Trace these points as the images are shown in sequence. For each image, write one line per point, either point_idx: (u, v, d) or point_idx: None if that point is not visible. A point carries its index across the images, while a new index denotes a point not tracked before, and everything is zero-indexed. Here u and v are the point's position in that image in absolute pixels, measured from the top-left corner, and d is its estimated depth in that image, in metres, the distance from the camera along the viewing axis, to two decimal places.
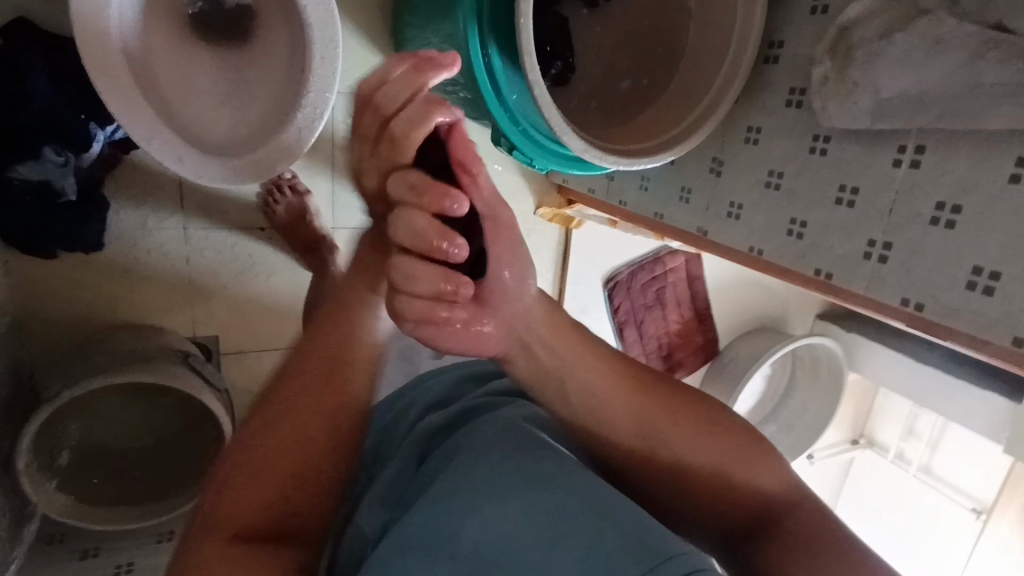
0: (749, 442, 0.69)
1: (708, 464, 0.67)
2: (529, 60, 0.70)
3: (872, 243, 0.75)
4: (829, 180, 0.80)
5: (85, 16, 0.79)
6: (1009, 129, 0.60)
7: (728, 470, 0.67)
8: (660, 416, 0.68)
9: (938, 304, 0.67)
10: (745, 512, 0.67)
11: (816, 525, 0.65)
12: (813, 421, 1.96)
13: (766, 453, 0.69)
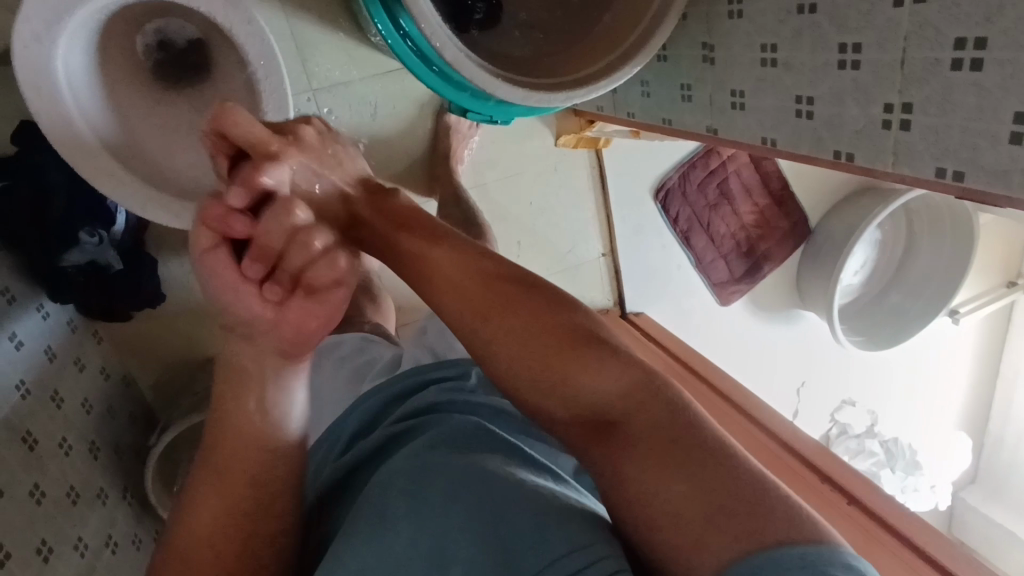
0: (574, 343, 0.62)
1: (531, 362, 0.62)
2: (432, 28, 0.66)
3: (888, 108, 0.60)
4: (828, 40, 0.65)
5: (49, 115, 0.83)
6: None
7: (559, 368, 0.61)
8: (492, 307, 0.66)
9: (978, 168, 0.53)
10: (588, 411, 0.60)
11: (668, 428, 0.56)
12: (943, 280, 1.64)
13: (590, 355, 0.61)
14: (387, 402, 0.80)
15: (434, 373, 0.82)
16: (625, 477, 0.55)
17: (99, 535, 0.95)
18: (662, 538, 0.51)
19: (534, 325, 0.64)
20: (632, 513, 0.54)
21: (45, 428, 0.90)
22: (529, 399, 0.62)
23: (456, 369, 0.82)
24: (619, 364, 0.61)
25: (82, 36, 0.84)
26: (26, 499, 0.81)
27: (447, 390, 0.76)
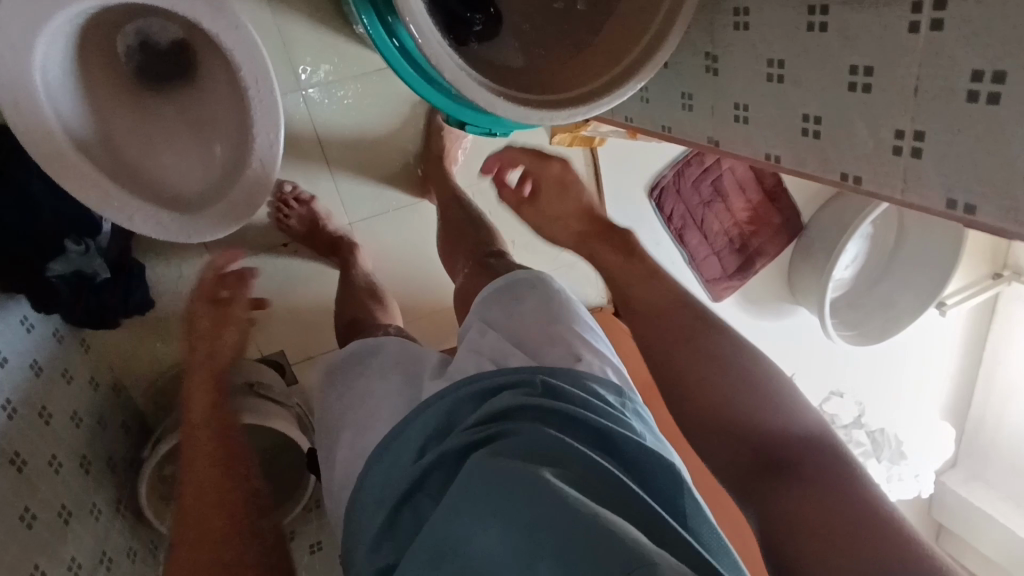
0: (751, 384, 0.73)
1: (714, 395, 0.73)
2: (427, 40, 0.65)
3: (900, 135, 0.59)
4: (837, 60, 0.63)
5: (29, 128, 0.79)
6: None
7: (738, 403, 0.72)
8: (677, 345, 0.77)
9: (991, 202, 0.52)
10: (758, 443, 0.70)
11: (828, 470, 0.67)
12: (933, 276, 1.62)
13: (762, 394, 0.73)
14: (455, 407, 0.65)
15: (500, 376, 0.66)
16: (767, 496, 0.67)
17: (94, 553, 0.93)
18: (796, 544, 0.63)
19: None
20: (776, 527, 0.65)
21: (35, 448, 0.88)
22: (704, 438, 0.73)
23: (524, 369, 0.66)
24: (785, 409, 0.72)
25: (57, 38, 0.80)
26: (18, 523, 0.79)
27: (518, 393, 0.63)
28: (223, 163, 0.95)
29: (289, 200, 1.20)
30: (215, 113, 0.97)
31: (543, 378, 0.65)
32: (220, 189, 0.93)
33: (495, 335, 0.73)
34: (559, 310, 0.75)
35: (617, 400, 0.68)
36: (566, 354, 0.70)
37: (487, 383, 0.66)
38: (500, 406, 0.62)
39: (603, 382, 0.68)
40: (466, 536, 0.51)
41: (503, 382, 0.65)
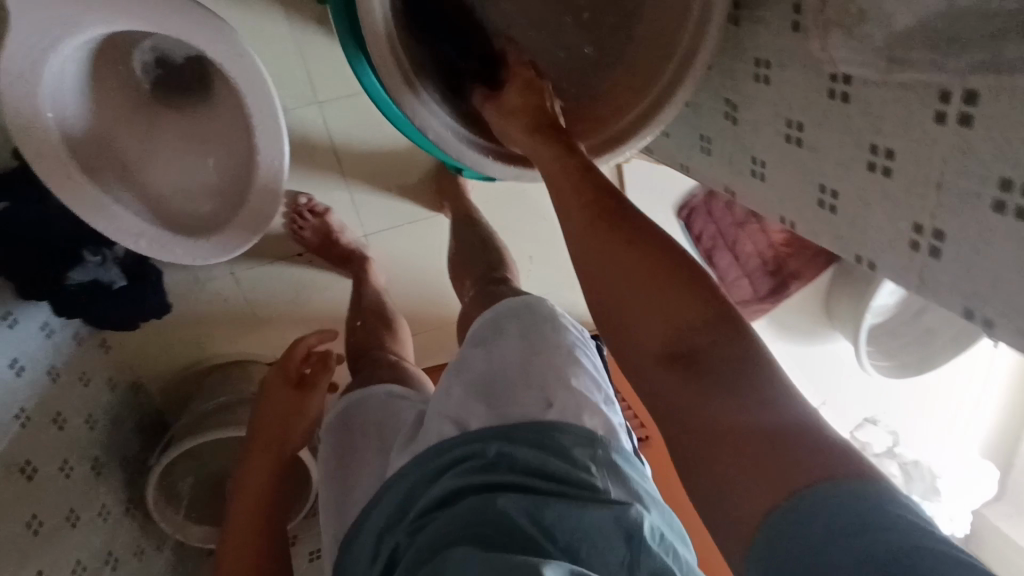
0: (673, 272, 0.51)
1: (622, 289, 0.53)
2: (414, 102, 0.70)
3: (918, 230, 0.53)
4: (857, 136, 0.57)
5: (42, 158, 0.80)
6: None
7: (647, 274, 0.52)
8: (609, 245, 0.55)
9: (1011, 323, 0.47)
10: (676, 343, 0.49)
11: (763, 383, 0.46)
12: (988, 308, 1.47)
13: (680, 283, 0.51)
14: (409, 490, 0.68)
15: (454, 450, 0.67)
16: (687, 406, 0.48)
17: (99, 553, 0.99)
18: (727, 469, 0.45)
19: (633, 265, 0.53)
20: (700, 457, 0.47)
21: (46, 455, 0.94)
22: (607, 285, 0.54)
23: (478, 437, 0.67)
24: (715, 306, 0.50)
25: (64, 68, 0.80)
26: (22, 530, 0.85)
27: (468, 469, 0.64)
28: (230, 186, 0.95)
29: (304, 212, 1.19)
30: (222, 130, 0.96)
31: (497, 445, 0.65)
32: (228, 213, 0.94)
33: (462, 382, 0.73)
34: (534, 349, 0.74)
35: (589, 452, 0.65)
36: (533, 397, 0.69)
37: (439, 458, 0.67)
38: (450, 486, 0.63)
39: (572, 429, 0.65)
40: None
41: (456, 456, 0.66)
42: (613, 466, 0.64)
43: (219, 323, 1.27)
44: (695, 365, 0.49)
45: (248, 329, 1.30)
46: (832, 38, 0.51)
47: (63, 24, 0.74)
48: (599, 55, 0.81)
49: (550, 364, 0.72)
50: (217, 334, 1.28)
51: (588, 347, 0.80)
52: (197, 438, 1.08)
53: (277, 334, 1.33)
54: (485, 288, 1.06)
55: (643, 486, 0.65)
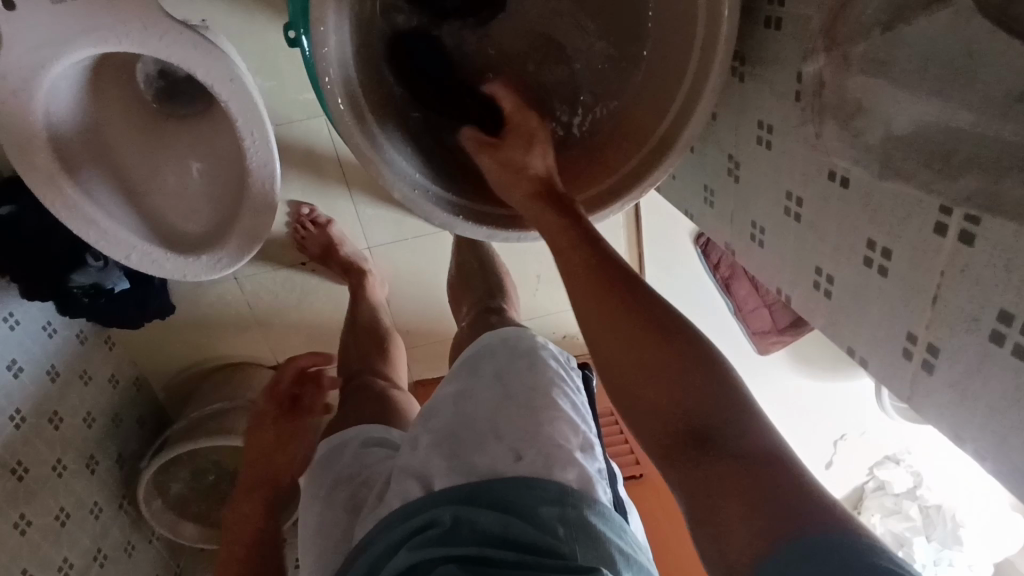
0: (657, 335, 0.49)
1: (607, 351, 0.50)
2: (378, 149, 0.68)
3: (911, 339, 0.48)
4: (856, 225, 0.51)
5: (32, 173, 0.80)
6: None
7: (632, 340, 0.49)
8: (592, 305, 0.52)
9: (1002, 465, 0.42)
10: (665, 412, 0.47)
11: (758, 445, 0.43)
12: None
13: (666, 347, 0.48)
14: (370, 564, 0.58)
15: (410, 513, 0.59)
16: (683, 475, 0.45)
17: (88, 551, 1.01)
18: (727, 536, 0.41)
19: (616, 323, 0.51)
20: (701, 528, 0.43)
21: (39, 455, 0.96)
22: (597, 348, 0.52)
23: (436, 499, 0.58)
24: (705, 370, 0.47)
25: (58, 83, 0.80)
26: (11, 531, 0.87)
27: (426, 540, 0.56)
28: (223, 202, 0.94)
29: (306, 222, 1.19)
30: (220, 144, 0.94)
31: (455, 509, 0.57)
32: (219, 229, 0.94)
33: (429, 432, 0.65)
34: (513, 388, 0.66)
35: (560, 509, 0.55)
36: (504, 450, 0.60)
37: (392, 523, 0.59)
38: (404, 562, 0.55)
39: (544, 486, 0.56)
40: None
41: (411, 526, 0.57)
42: (586, 527, 0.55)
43: (221, 325, 1.28)
44: (673, 405, 0.46)
45: (250, 332, 1.31)
46: (829, 124, 0.45)
47: (55, 47, 0.73)
48: (599, 105, 0.75)
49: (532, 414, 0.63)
50: (220, 336, 1.29)
51: (575, 385, 0.71)
52: (188, 443, 1.09)
53: (278, 339, 1.34)
54: (478, 314, 1.02)
55: (620, 545, 0.55)
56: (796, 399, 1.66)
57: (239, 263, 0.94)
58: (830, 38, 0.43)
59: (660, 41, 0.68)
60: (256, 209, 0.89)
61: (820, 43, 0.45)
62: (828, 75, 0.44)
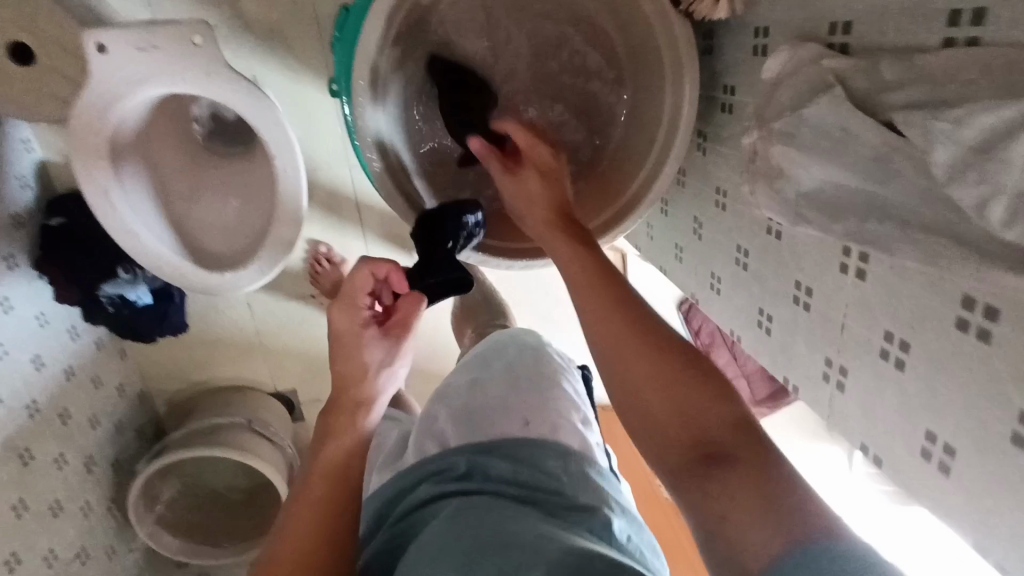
0: (670, 357, 0.53)
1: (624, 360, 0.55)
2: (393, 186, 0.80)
3: (829, 364, 0.57)
4: (787, 271, 0.62)
5: (91, 186, 0.92)
6: (929, 266, 0.41)
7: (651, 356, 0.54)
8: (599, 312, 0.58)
9: (896, 464, 0.50)
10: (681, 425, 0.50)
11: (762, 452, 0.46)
12: None
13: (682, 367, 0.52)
14: (392, 492, 0.64)
15: (427, 466, 0.64)
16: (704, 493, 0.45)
17: (72, 546, 1.04)
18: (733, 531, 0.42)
19: (622, 332, 0.56)
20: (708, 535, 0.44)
21: (46, 443, 1.02)
22: (606, 354, 0.56)
23: (450, 452, 0.64)
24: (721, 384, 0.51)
25: (128, 115, 0.94)
26: (7, 513, 0.92)
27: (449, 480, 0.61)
28: (252, 228, 1.06)
29: (320, 258, 1.28)
30: (259, 179, 1.08)
31: (469, 457, 0.62)
32: (246, 250, 1.04)
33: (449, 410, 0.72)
34: (525, 371, 0.76)
35: (561, 464, 0.61)
36: (515, 419, 0.67)
37: (409, 477, 0.64)
38: (423, 494, 0.60)
39: (548, 446, 0.62)
40: None
41: (430, 470, 0.63)
42: (586, 478, 0.60)
43: (227, 346, 1.36)
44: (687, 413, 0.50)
45: (253, 356, 1.38)
46: (758, 183, 0.57)
47: (131, 84, 0.88)
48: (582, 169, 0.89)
49: (540, 395, 0.71)
50: (224, 356, 1.37)
51: (574, 378, 0.81)
52: (198, 451, 1.15)
53: (280, 366, 1.41)
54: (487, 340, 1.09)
55: (618, 499, 0.59)
56: None
57: (256, 282, 1.03)
58: (759, 118, 0.56)
59: (638, 120, 0.83)
60: (281, 235, 1.00)
61: (752, 121, 0.57)
62: (758, 146, 0.56)
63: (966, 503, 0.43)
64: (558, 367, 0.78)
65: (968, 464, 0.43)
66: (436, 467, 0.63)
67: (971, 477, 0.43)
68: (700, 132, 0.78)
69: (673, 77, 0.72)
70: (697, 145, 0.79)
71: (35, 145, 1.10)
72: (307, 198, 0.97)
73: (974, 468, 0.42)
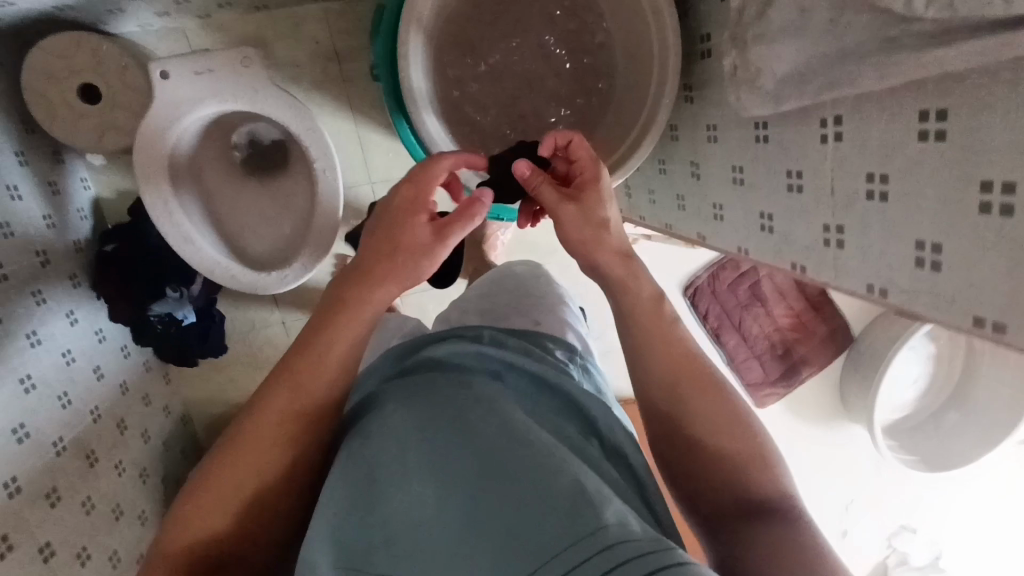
0: (745, 443, 0.69)
1: (711, 437, 0.70)
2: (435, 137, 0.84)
3: (827, 229, 0.66)
4: (778, 167, 0.72)
5: (152, 198, 1.03)
6: (892, 90, 0.52)
7: (729, 438, 0.69)
8: (696, 395, 0.71)
9: (896, 286, 0.58)
10: (736, 492, 0.67)
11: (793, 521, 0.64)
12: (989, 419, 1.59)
13: (753, 454, 0.69)
14: (412, 343, 0.80)
15: (441, 333, 0.80)
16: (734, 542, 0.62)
17: (130, 552, 1.07)
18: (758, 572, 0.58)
19: (714, 421, 0.70)
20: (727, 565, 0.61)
21: (106, 449, 1.07)
22: (693, 426, 0.70)
23: (466, 329, 0.80)
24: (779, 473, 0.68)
25: (184, 136, 1.06)
26: (80, 508, 0.96)
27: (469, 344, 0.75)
28: (294, 235, 1.16)
29: None
30: (298, 192, 1.19)
31: (487, 334, 0.78)
32: (290, 253, 1.14)
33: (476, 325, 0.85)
34: (535, 295, 0.99)
35: (566, 357, 0.82)
36: (529, 321, 0.91)
37: (420, 340, 0.80)
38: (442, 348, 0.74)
39: (553, 341, 0.84)
40: (399, 447, 0.57)
41: (450, 333, 0.79)
42: (584, 367, 0.83)
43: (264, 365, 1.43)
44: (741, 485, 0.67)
45: None
46: (742, 89, 0.69)
47: (189, 104, 1.00)
48: (588, 132, 1.00)
49: (546, 310, 0.95)
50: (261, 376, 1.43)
51: (572, 305, 1.04)
52: None
53: None
54: None
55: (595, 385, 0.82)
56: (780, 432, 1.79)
57: (300, 280, 1.12)
58: (733, 38, 0.68)
59: (633, 82, 0.94)
60: (320, 232, 1.10)
61: (729, 43, 0.70)
62: (736, 60, 0.68)
63: (960, 286, 0.52)
64: (562, 298, 1.01)
65: (953, 249, 0.51)
66: (453, 333, 0.79)
67: (959, 260, 0.51)
68: (686, 85, 0.90)
69: (658, 33, 0.85)
70: (683, 99, 0.91)
71: (90, 184, 1.22)
72: (343, 193, 1.07)
73: (960, 252, 0.51)
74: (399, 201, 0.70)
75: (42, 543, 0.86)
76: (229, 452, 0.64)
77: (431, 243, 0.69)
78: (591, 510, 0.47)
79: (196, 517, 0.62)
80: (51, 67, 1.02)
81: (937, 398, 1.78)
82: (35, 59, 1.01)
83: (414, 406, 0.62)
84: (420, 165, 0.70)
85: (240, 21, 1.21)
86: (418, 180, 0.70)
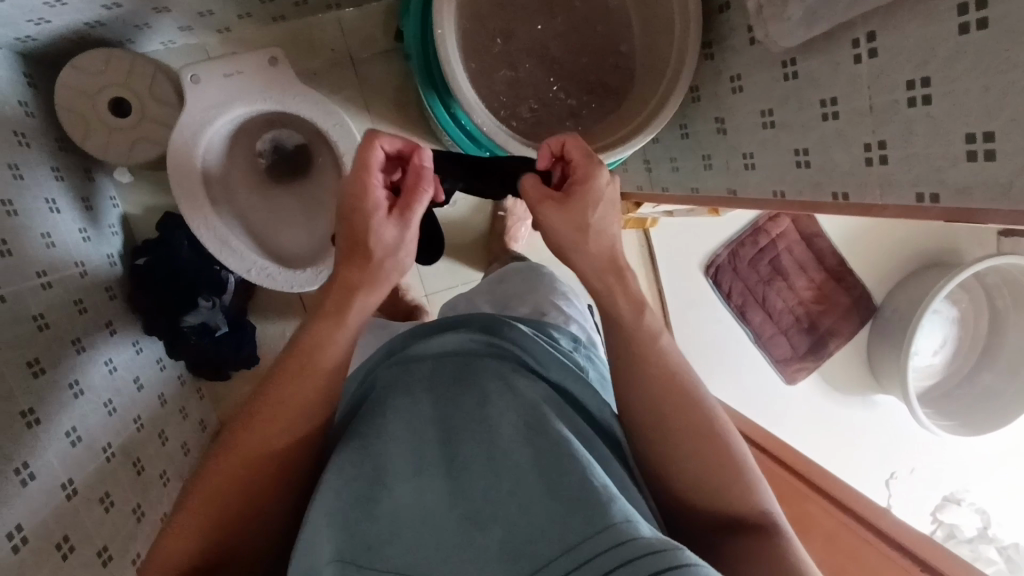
0: (726, 462, 0.67)
1: (690, 462, 0.67)
2: (468, 97, 0.84)
3: (868, 148, 0.67)
4: (810, 99, 0.74)
5: (186, 198, 1.03)
6: None
7: (710, 458, 0.67)
8: (674, 420, 0.68)
9: (947, 187, 0.59)
10: (719, 511, 0.67)
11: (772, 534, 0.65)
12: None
13: (734, 472, 0.67)
14: (411, 333, 0.78)
15: (439, 322, 0.79)
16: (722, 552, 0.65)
17: None
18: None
19: (694, 447, 0.67)
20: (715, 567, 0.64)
21: (151, 459, 1.06)
22: (673, 452, 0.67)
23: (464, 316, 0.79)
24: (759, 485, 0.67)
25: (216, 139, 1.08)
26: (130, 515, 0.94)
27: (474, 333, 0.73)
28: (325, 235, 1.18)
29: None
30: (326, 193, 1.22)
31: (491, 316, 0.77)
32: (321, 252, 1.16)
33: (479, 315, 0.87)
34: (537, 289, 0.99)
35: (570, 343, 0.84)
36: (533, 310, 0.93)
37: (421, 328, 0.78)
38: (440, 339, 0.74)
39: (556, 331, 0.84)
40: (398, 460, 0.58)
41: (444, 324, 0.78)
42: (589, 356, 0.84)
43: None
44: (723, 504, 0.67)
45: None
46: (769, 25, 0.71)
47: (224, 105, 1.03)
48: (612, 97, 1.01)
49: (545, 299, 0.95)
50: None
51: (573, 295, 1.02)
52: None
53: None
54: None
55: (595, 369, 0.82)
56: (816, 408, 1.76)
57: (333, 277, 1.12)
58: None
59: (654, 43, 0.96)
60: None
61: None
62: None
63: (1017, 169, 0.52)
64: (560, 290, 1.00)
65: (1006, 131, 0.52)
66: (445, 326, 0.77)
67: (1013, 142, 0.52)
68: (705, 44, 0.94)
69: None
70: (703, 58, 0.95)
71: (118, 202, 1.24)
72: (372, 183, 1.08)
73: (1014, 133, 0.52)
74: (351, 188, 0.65)
75: (99, 546, 0.85)
76: (221, 463, 0.64)
77: (393, 233, 0.66)
78: (599, 512, 0.49)
79: (183, 528, 0.62)
80: (82, 84, 1.05)
81: (965, 359, 1.70)
82: (66, 76, 1.04)
83: (414, 411, 0.63)
84: (366, 148, 0.66)
85: (259, 34, 1.25)
86: (366, 167, 0.66)
